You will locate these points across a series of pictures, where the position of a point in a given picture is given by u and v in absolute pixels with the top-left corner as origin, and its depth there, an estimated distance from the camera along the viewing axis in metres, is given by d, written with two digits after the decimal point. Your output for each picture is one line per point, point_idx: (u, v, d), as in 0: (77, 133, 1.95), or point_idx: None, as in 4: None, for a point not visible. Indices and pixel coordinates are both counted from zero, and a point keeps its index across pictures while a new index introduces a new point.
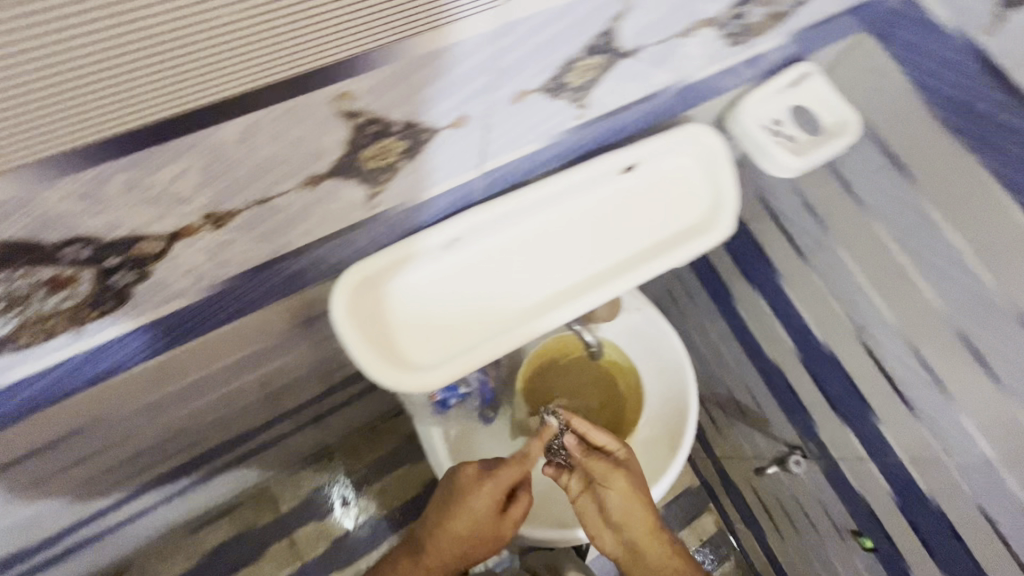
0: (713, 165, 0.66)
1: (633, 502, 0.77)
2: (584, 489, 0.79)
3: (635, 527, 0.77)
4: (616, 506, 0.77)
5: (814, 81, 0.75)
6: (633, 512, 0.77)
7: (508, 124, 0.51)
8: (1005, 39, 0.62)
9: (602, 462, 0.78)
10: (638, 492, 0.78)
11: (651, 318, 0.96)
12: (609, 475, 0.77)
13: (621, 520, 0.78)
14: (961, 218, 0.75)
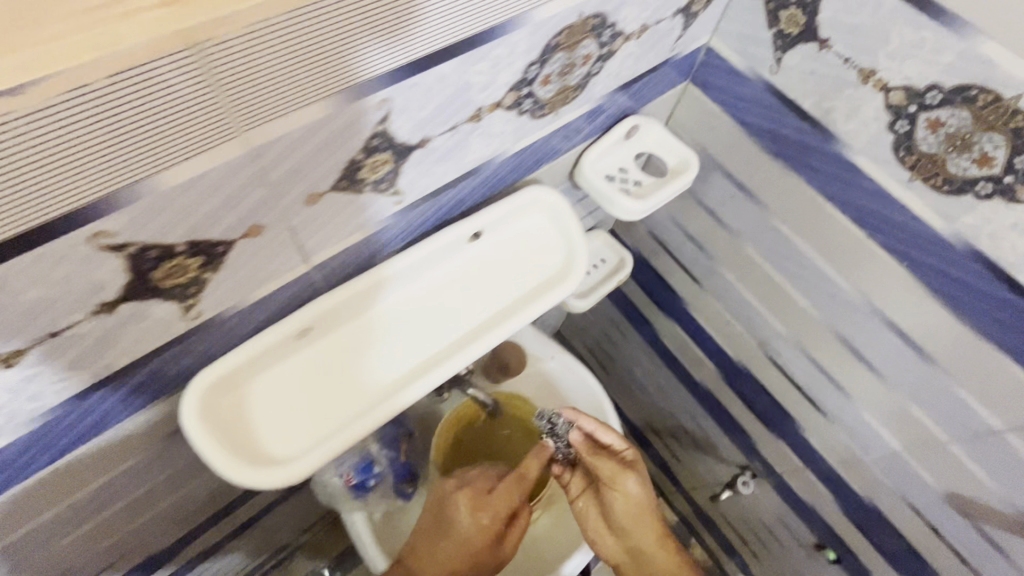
0: (561, 222, 0.71)
1: (628, 503, 0.79)
2: (590, 486, 0.82)
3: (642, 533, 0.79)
4: (622, 506, 0.79)
5: (653, 129, 0.83)
6: (635, 515, 0.79)
7: (322, 222, 0.48)
8: (785, 76, 0.71)
9: (610, 463, 0.79)
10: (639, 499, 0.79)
11: (565, 363, 0.98)
12: (617, 476, 0.78)
13: (623, 522, 0.79)
14: (811, 234, 0.81)
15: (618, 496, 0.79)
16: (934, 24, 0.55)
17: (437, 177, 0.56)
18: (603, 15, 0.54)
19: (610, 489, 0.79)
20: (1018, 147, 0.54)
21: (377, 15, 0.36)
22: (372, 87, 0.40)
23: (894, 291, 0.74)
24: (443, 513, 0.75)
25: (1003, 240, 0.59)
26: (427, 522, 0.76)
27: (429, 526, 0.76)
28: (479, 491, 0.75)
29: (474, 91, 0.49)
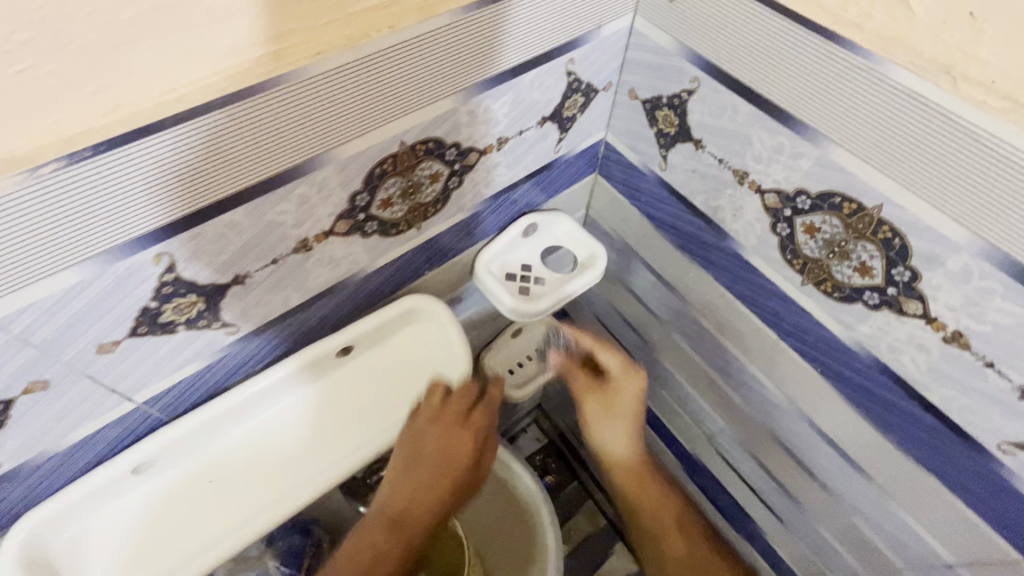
0: (442, 333, 0.70)
1: (649, 481, 0.80)
2: (627, 467, 0.81)
3: (636, 460, 0.81)
4: (642, 483, 0.80)
5: (561, 222, 0.80)
6: (662, 506, 0.79)
7: (134, 362, 0.48)
8: (673, 173, 0.68)
9: (638, 400, 0.79)
10: (647, 475, 0.81)
11: (500, 459, 0.96)
12: (614, 439, 0.81)
13: (643, 518, 0.80)
14: (729, 329, 0.75)
15: (645, 485, 0.80)
16: (787, 131, 0.51)
17: (277, 303, 0.55)
18: (436, 138, 0.53)
19: (644, 477, 0.80)
20: (892, 257, 0.48)
21: (106, 188, 0.35)
22: (137, 246, 0.40)
23: (815, 396, 0.67)
24: (405, 518, 0.66)
25: (902, 353, 0.53)
26: (401, 461, 0.67)
27: (404, 455, 0.67)
28: (455, 416, 0.67)
29: (286, 227, 0.48)
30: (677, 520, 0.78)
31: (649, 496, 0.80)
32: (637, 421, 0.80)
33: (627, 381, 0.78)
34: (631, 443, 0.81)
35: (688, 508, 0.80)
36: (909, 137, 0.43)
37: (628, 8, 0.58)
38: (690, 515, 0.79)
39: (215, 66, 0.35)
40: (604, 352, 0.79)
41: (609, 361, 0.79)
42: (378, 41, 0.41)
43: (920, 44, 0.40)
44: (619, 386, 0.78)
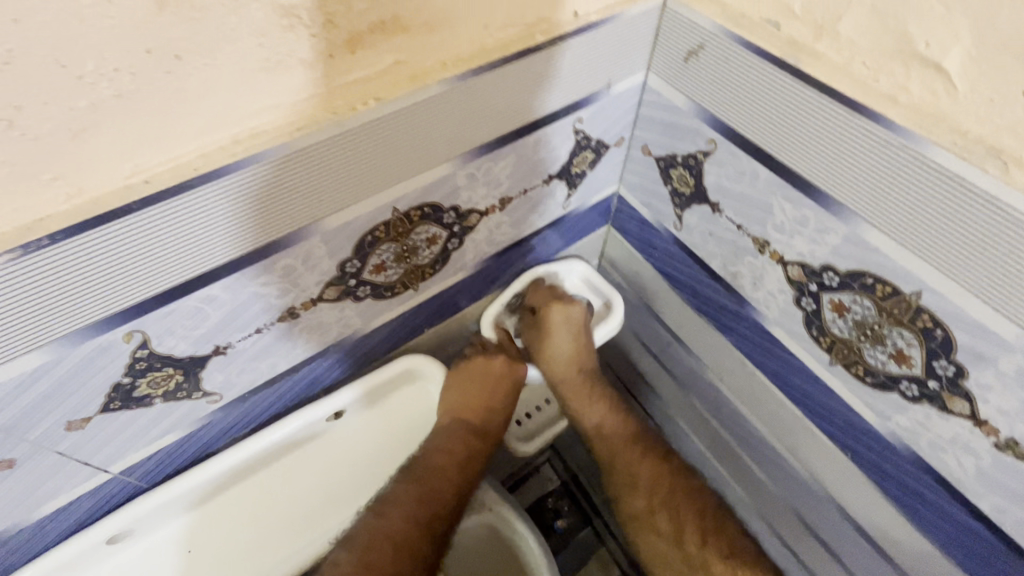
0: (438, 398, 0.67)
1: (651, 467, 0.73)
2: (628, 460, 0.74)
3: (635, 457, 0.74)
4: (651, 481, 0.72)
5: (577, 269, 0.76)
6: (673, 500, 0.71)
7: (108, 433, 0.46)
8: (689, 234, 0.64)
9: (575, 339, 0.73)
10: (668, 480, 0.72)
11: (503, 516, 0.90)
12: (585, 409, 0.75)
13: (657, 521, 0.71)
14: (750, 399, 0.69)
15: (650, 473, 0.73)
16: (811, 203, 0.47)
17: (264, 369, 0.53)
18: (433, 204, 0.51)
19: (649, 464, 0.73)
20: (933, 348, 0.43)
21: (69, 274, 0.34)
22: (107, 326, 0.38)
23: (844, 481, 0.61)
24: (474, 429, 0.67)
25: (946, 452, 0.48)
26: (456, 434, 0.65)
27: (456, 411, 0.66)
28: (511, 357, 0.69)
29: (271, 297, 0.46)
30: (699, 523, 0.69)
31: (661, 493, 0.72)
32: (580, 386, 0.75)
33: (568, 330, 0.72)
34: (612, 421, 0.76)
35: (708, 511, 0.70)
36: (951, 222, 0.38)
37: (641, 65, 0.55)
38: (710, 523, 0.69)
39: (186, 148, 0.34)
40: (549, 305, 0.71)
41: (554, 315, 0.71)
42: (362, 114, 0.39)
43: (964, 124, 0.36)
44: (551, 318, 0.71)
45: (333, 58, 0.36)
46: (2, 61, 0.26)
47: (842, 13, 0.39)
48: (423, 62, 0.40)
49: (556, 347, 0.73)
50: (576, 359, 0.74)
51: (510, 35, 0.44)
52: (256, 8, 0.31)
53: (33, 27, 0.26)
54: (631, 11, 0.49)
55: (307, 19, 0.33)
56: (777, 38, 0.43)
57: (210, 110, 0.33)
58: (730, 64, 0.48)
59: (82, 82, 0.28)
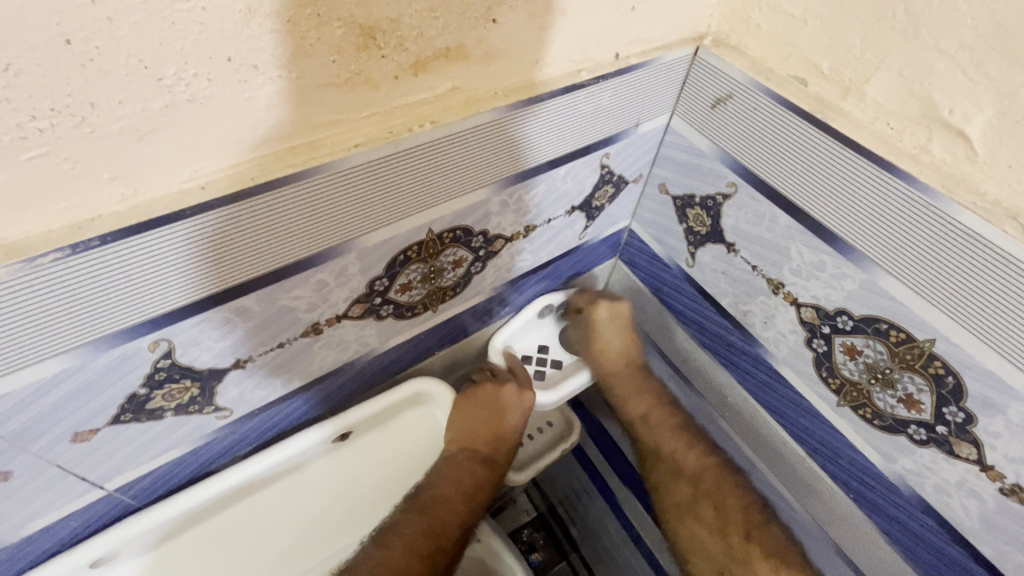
0: (445, 422, 0.67)
1: (697, 458, 0.75)
2: (674, 451, 0.76)
3: (688, 450, 0.75)
4: (697, 470, 0.74)
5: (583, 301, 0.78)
6: (716, 490, 0.72)
7: (113, 447, 0.44)
8: (701, 271, 0.65)
9: (622, 333, 0.79)
10: (711, 469, 0.73)
11: (492, 548, 0.88)
12: (631, 398, 0.79)
13: (703, 511, 0.73)
14: (752, 437, 0.70)
15: (697, 462, 0.75)
16: (830, 249, 0.49)
17: (276, 386, 0.52)
18: (464, 227, 0.51)
19: (695, 453, 0.75)
20: (943, 395, 0.46)
21: (116, 274, 0.33)
22: (136, 333, 0.37)
23: (845, 522, 0.63)
24: (479, 453, 0.67)
25: (950, 496, 0.50)
26: (463, 463, 0.65)
27: (475, 433, 0.66)
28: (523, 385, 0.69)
29: (298, 312, 0.45)
30: (744, 515, 0.70)
31: (705, 482, 0.73)
32: (627, 379, 0.79)
33: (613, 325, 0.78)
34: (660, 413, 0.79)
35: (751, 505, 0.71)
36: (967, 277, 0.41)
37: (667, 109, 0.57)
38: (755, 517, 0.70)
39: (244, 154, 0.33)
40: (597, 305, 0.76)
41: (601, 312, 0.77)
42: (417, 136, 0.40)
43: (982, 185, 0.39)
44: (598, 316, 0.77)
45: (397, 79, 0.36)
46: (87, 58, 0.25)
47: (870, 76, 0.42)
48: (478, 89, 0.41)
49: (603, 341, 0.78)
50: (625, 352, 0.79)
51: (558, 70, 0.45)
52: (337, 26, 0.31)
53: (123, 27, 0.25)
54: (667, 57, 0.51)
55: (380, 41, 0.33)
56: (805, 94, 0.46)
57: (275, 120, 0.33)
58: (758, 114, 0.50)
59: (161, 84, 0.28)
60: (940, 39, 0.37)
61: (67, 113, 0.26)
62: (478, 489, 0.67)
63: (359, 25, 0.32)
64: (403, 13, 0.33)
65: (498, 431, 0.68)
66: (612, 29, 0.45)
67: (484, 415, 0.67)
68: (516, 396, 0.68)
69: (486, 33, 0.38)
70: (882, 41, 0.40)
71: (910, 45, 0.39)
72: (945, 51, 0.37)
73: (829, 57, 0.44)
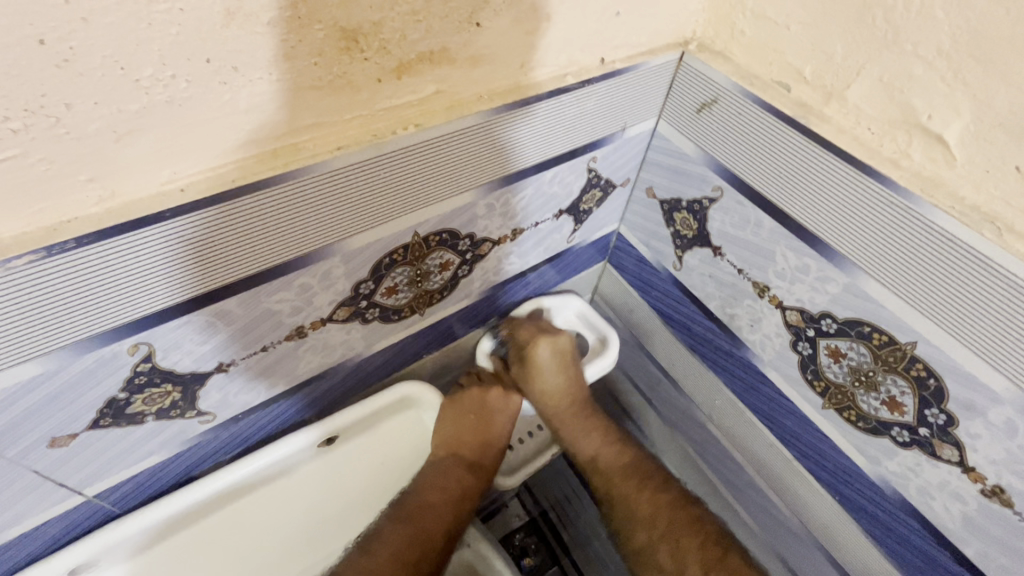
0: (432, 425, 0.66)
1: (650, 500, 0.71)
2: (626, 493, 0.72)
3: (639, 491, 0.72)
4: (651, 514, 0.70)
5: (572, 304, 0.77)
6: (672, 532, 0.69)
7: (92, 452, 0.43)
8: (688, 275, 0.66)
9: (568, 373, 0.72)
10: (665, 513, 0.70)
11: (481, 552, 0.88)
12: (580, 440, 0.75)
13: (660, 556, 0.68)
14: (739, 439, 0.71)
15: (649, 506, 0.71)
16: (814, 253, 0.50)
17: (260, 390, 0.51)
18: (451, 230, 0.51)
19: (647, 495, 0.72)
20: (925, 397, 0.46)
21: (97, 277, 0.32)
22: (115, 336, 0.36)
23: (831, 524, 0.63)
24: (468, 458, 0.66)
25: (933, 498, 0.50)
26: (451, 470, 0.64)
27: (464, 436, 0.66)
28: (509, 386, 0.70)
29: (282, 315, 0.45)
30: (701, 557, 0.66)
31: (661, 525, 0.70)
32: (573, 419, 0.74)
33: (556, 365, 0.72)
34: (608, 453, 0.75)
35: (709, 541, 0.67)
36: (948, 280, 0.41)
37: (653, 113, 0.58)
38: (713, 555, 0.66)
39: (224, 156, 0.33)
40: (537, 342, 0.70)
41: (541, 351, 0.71)
42: (401, 138, 0.40)
43: (960, 190, 0.39)
44: (538, 355, 0.71)
45: (380, 82, 0.36)
46: (62, 58, 0.25)
47: (850, 82, 0.42)
48: (462, 93, 0.41)
49: (547, 381, 0.72)
50: (570, 392, 0.73)
51: (543, 75, 0.45)
52: (318, 29, 0.31)
53: (99, 27, 0.25)
54: (652, 62, 0.51)
55: (362, 44, 0.33)
56: (788, 99, 0.47)
57: (256, 122, 0.33)
58: (742, 119, 0.50)
59: (138, 85, 0.28)
60: (918, 45, 0.38)
61: (43, 114, 0.26)
62: (467, 495, 0.66)
63: (341, 27, 0.32)
64: (385, 16, 0.33)
65: (486, 434, 0.67)
66: (597, 34, 0.46)
67: (473, 417, 0.66)
68: (500, 398, 0.68)
69: (470, 37, 0.38)
70: (862, 47, 0.40)
71: (889, 51, 0.39)
72: (923, 56, 0.38)
73: (811, 62, 0.44)
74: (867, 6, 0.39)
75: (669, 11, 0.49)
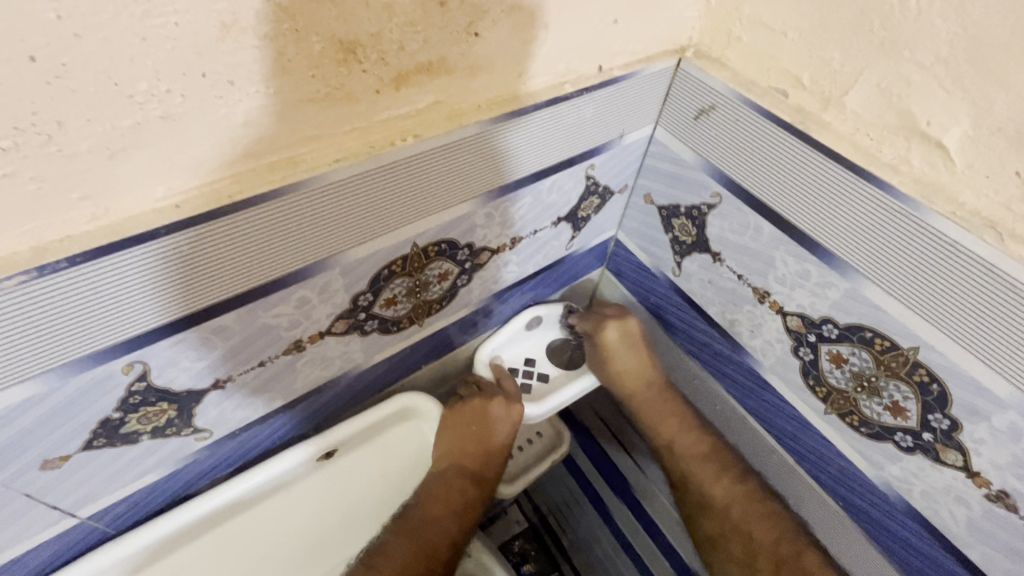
0: (432, 436, 0.65)
1: (724, 489, 0.71)
2: (703, 480, 0.72)
3: (714, 480, 0.71)
4: (725, 504, 0.70)
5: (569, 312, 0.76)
6: (744, 526, 0.69)
7: (87, 473, 0.42)
8: (687, 281, 0.65)
9: (638, 355, 0.75)
10: (739, 505, 0.69)
11: (482, 562, 0.86)
12: (657, 426, 0.75)
13: (732, 547, 0.70)
14: (741, 445, 0.70)
15: (726, 495, 0.70)
16: (814, 259, 0.50)
17: (258, 405, 0.50)
18: (450, 240, 0.51)
19: (724, 482, 0.71)
20: (929, 402, 0.46)
21: (89, 297, 0.32)
22: (108, 356, 0.35)
23: (835, 529, 0.63)
24: (467, 470, 0.65)
25: (938, 502, 0.50)
26: (453, 481, 0.64)
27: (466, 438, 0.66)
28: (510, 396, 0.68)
29: (280, 330, 0.44)
30: (776, 550, 0.66)
31: (733, 516, 0.70)
32: (650, 402, 0.76)
33: (628, 347, 0.75)
34: (686, 440, 0.74)
35: (783, 538, 0.66)
36: (951, 284, 0.41)
37: (650, 120, 0.58)
38: (788, 551, 0.65)
39: (221, 171, 0.33)
40: (604, 326, 0.73)
41: (610, 333, 0.74)
42: (400, 149, 0.39)
43: (960, 196, 0.39)
44: (609, 339, 0.74)
45: (378, 93, 0.36)
46: (52, 74, 0.24)
47: (849, 88, 0.42)
48: (460, 103, 0.41)
49: (621, 367, 0.75)
50: (642, 376, 0.75)
51: (541, 83, 0.45)
52: (315, 41, 0.30)
53: (90, 42, 0.24)
54: (649, 69, 0.51)
55: (360, 55, 0.33)
56: (786, 105, 0.46)
57: (252, 136, 0.32)
58: (741, 125, 0.50)
59: (132, 101, 0.27)
60: (916, 52, 0.38)
61: (32, 131, 0.25)
62: (467, 506, 0.65)
63: (338, 39, 0.31)
64: (383, 28, 0.32)
65: (485, 446, 0.66)
66: (595, 42, 0.45)
67: (471, 430, 0.66)
68: (499, 410, 0.67)
69: (468, 47, 0.38)
70: (860, 54, 0.41)
71: (888, 57, 0.39)
72: (921, 63, 0.38)
73: (809, 69, 0.44)
74: (865, 13, 0.39)
75: (667, 19, 0.49)
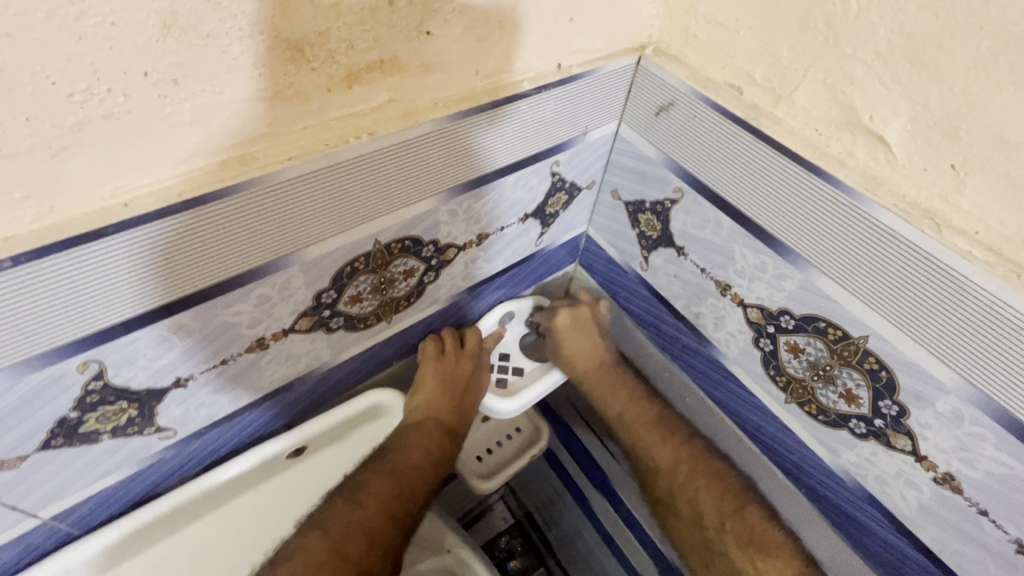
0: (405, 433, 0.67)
1: (671, 451, 0.74)
2: (649, 443, 0.76)
3: (660, 443, 0.75)
4: (669, 466, 0.75)
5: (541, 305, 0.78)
6: (692, 481, 0.72)
7: (46, 473, 0.42)
8: (654, 275, 0.67)
9: (588, 337, 0.78)
10: (688, 465, 0.73)
11: (461, 557, 0.87)
12: (607, 398, 0.79)
13: (678, 504, 0.74)
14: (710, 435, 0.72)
15: (671, 457, 0.74)
16: (769, 252, 0.51)
17: (224, 403, 0.51)
18: (413, 237, 0.51)
19: (671, 447, 0.74)
20: (879, 389, 0.48)
21: (40, 296, 0.32)
22: (61, 355, 0.35)
23: (799, 515, 0.64)
24: (439, 423, 0.67)
25: (890, 486, 0.52)
26: (430, 433, 0.66)
27: (444, 427, 0.68)
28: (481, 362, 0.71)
29: (241, 327, 0.44)
30: (721, 504, 0.69)
31: (682, 474, 0.73)
32: (601, 378, 0.79)
33: (579, 329, 0.78)
34: (634, 410, 0.78)
35: (728, 495, 0.69)
36: (895, 275, 0.42)
37: (613, 117, 0.58)
38: (733, 502, 0.69)
39: (169, 170, 0.33)
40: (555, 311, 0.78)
41: (561, 317, 0.78)
42: (355, 147, 0.39)
43: (901, 189, 0.41)
44: (559, 325, 0.78)
45: (330, 91, 0.36)
46: None
47: (797, 84, 0.43)
48: (415, 101, 0.41)
49: (569, 348, 0.78)
50: (593, 355, 0.79)
51: (498, 80, 0.46)
52: (260, 39, 0.31)
53: (24, 43, 0.25)
54: (609, 66, 0.52)
55: (308, 54, 0.33)
56: (740, 101, 0.47)
57: (200, 135, 0.33)
58: (698, 121, 0.51)
59: (71, 100, 0.27)
60: (858, 50, 0.39)
61: None
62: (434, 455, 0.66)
63: (284, 38, 0.32)
64: (331, 27, 0.33)
65: (456, 405, 0.69)
66: (552, 41, 0.46)
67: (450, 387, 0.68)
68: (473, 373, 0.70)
69: (421, 45, 0.38)
70: (807, 51, 0.42)
71: (832, 54, 0.40)
72: (862, 60, 0.39)
73: (761, 66, 0.45)
74: (809, 11, 0.40)
75: (624, 17, 0.49)
